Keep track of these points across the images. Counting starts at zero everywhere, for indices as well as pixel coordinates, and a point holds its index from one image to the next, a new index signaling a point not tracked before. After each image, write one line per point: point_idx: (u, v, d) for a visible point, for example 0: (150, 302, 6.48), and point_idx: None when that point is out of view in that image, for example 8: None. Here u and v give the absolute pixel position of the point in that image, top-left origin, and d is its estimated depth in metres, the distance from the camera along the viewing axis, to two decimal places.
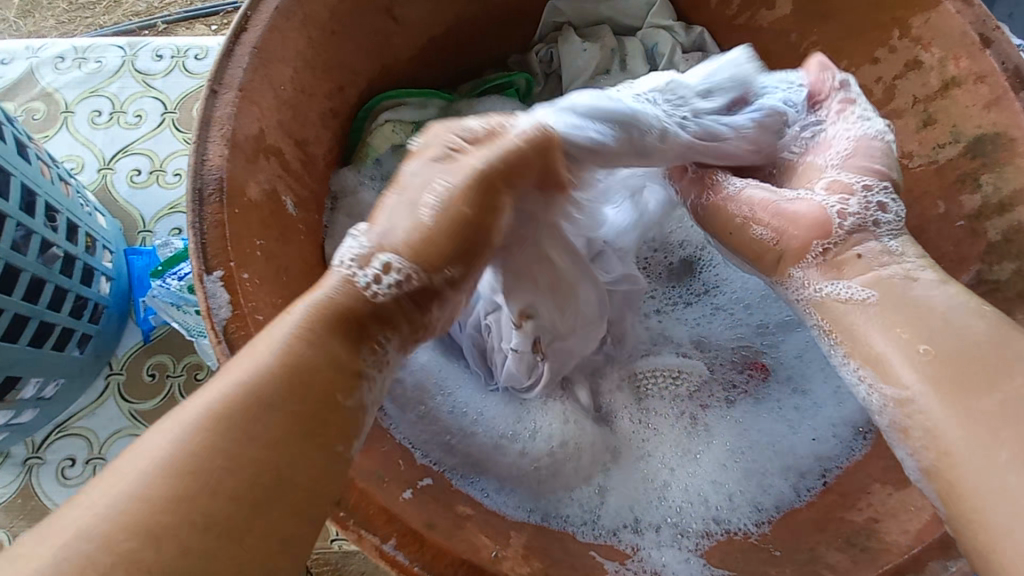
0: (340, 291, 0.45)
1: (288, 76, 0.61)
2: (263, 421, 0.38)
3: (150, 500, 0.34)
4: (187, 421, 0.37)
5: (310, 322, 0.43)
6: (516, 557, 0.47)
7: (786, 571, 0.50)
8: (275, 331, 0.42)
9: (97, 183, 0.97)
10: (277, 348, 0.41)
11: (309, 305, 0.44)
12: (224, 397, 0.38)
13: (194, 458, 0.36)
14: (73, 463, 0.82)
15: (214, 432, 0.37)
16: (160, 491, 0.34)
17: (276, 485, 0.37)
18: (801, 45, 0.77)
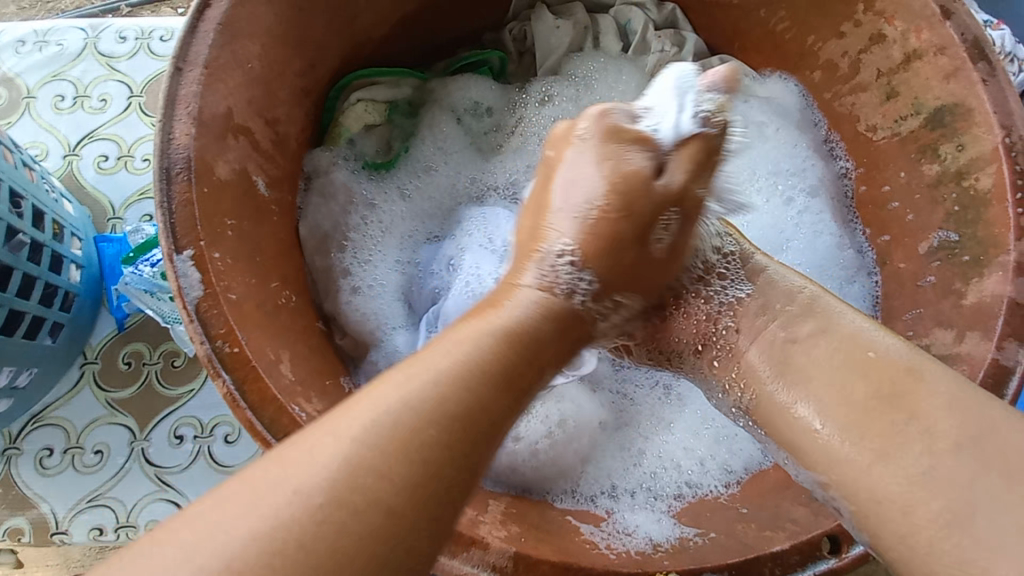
0: (532, 308, 0.47)
1: (255, 53, 0.61)
2: (493, 410, 0.40)
3: (336, 478, 0.35)
4: (360, 434, 0.36)
5: (475, 356, 0.42)
6: (493, 522, 0.49)
7: (751, 527, 0.52)
8: (437, 361, 0.40)
9: (63, 170, 0.94)
10: (439, 377, 0.39)
11: (482, 332, 0.43)
12: (404, 411, 0.37)
13: (367, 454, 0.36)
14: (51, 453, 0.81)
15: (424, 425, 0.37)
16: (350, 494, 0.35)
17: (460, 468, 0.38)
18: (771, 20, 0.78)
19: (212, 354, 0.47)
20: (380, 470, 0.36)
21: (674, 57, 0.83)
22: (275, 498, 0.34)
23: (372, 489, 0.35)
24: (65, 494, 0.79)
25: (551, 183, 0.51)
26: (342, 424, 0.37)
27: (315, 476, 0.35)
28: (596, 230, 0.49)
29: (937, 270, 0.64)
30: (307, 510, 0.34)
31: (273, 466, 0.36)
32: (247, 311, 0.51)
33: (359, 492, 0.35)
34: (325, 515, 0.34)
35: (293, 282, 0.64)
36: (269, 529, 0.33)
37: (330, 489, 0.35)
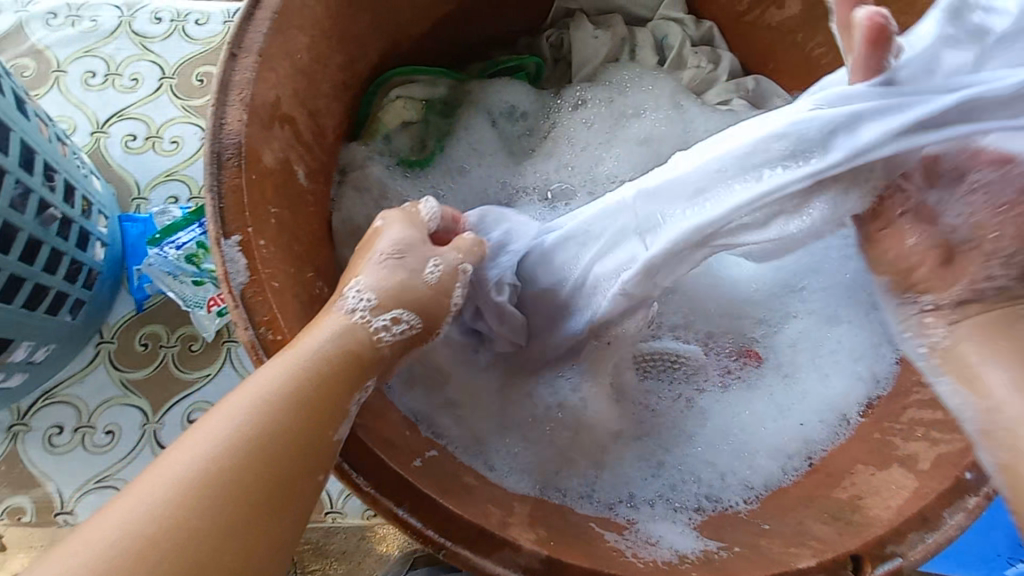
0: (344, 332, 0.48)
1: (304, 44, 0.61)
2: (305, 437, 0.42)
3: (193, 485, 0.37)
4: (214, 440, 0.39)
5: (314, 368, 0.44)
6: (521, 523, 0.49)
7: (774, 543, 0.52)
8: (269, 379, 0.43)
9: (90, 146, 0.94)
10: (267, 393, 0.42)
11: (313, 349, 0.45)
12: (259, 413, 0.41)
13: (208, 476, 0.38)
14: (61, 431, 0.80)
15: (251, 451, 0.40)
16: (206, 493, 0.37)
17: (295, 484, 0.41)
18: (805, 46, 0.80)
19: (255, 339, 0.47)
20: (236, 475, 0.38)
21: (708, 73, 0.85)
22: (146, 514, 0.36)
23: (217, 509, 0.37)
24: (72, 473, 0.79)
25: (364, 253, 0.53)
26: (206, 433, 0.40)
27: (186, 491, 0.37)
28: (388, 275, 0.51)
29: None
30: (181, 516, 0.36)
31: (127, 500, 0.37)
32: (287, 300, 0.51)
33: (210, 495, 0.37)
34: (185, 517, 0.36)
35: (326, 273, 0.64)
36: (108, 556, 0.34)
37: (196, 496, 0.37)
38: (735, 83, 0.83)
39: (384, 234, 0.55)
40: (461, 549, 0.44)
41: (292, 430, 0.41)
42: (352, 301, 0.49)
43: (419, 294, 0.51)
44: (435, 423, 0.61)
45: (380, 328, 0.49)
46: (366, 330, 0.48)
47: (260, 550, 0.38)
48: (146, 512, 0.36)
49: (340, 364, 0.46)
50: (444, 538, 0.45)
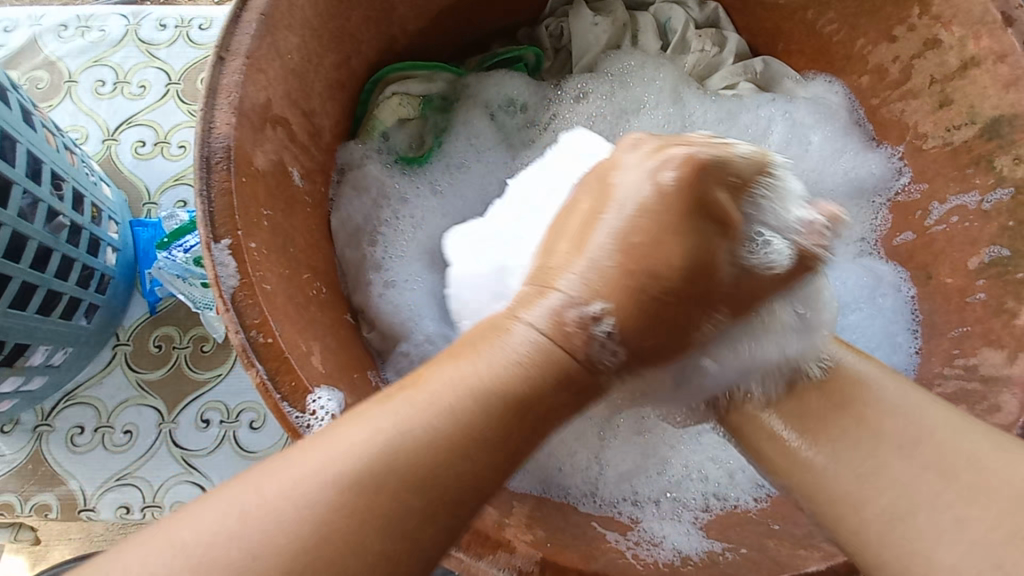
0: None
1: (295, 44, 0.60)
2: (455, 376, 0.40)
3: (360, 436, 0.37)
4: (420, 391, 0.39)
5: (422, 305, 0.43)
6: (518, 524, 0.48)
7: (783, 545, 0.50)
8: (393, 317, 0.42)
9: (102, 154, 0.96)
10: (406, 326, 0.41)
11: None
12: (417, 359, 0.40)
13: (368, 483, 0.36)
14: (82, 431, 0.83)
15: (427, 393, 0.39)
16: (363, 441, 0.37)
17: (472, 433, 0.38)
18: (818, 22, 0.76)
19: (245, 342, 0.47)
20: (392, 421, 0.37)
21: (714, 57, 0.81)
22: (309, 471, 0.36)
23: (373, 453, 0.36)
24: (94, 471, 0.81)
25: None
26: (397, 389, 0.39)
27: (362, 444, 0.36)
28: None
29: (985, 287, 0.62)
30: (337, 473, 0.35)
31: (306, 447, 0.37)
32: (280, 303, 0.51)
33: (373, 448, 0.36)
34: (341, 466, 0.36)
35: (324, 272, 0.64)
36: (257, 537, 0.34)
37: (359, 442, 0.36)
38: (742, 65, 0.80)
39: None
40: (453, 551, 0.44)
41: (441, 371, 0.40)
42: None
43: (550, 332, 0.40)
44: None
45: None
46: None
47: (395, 508, 0.35)
48: (311, 471, 0.36)
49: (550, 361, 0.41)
50: None
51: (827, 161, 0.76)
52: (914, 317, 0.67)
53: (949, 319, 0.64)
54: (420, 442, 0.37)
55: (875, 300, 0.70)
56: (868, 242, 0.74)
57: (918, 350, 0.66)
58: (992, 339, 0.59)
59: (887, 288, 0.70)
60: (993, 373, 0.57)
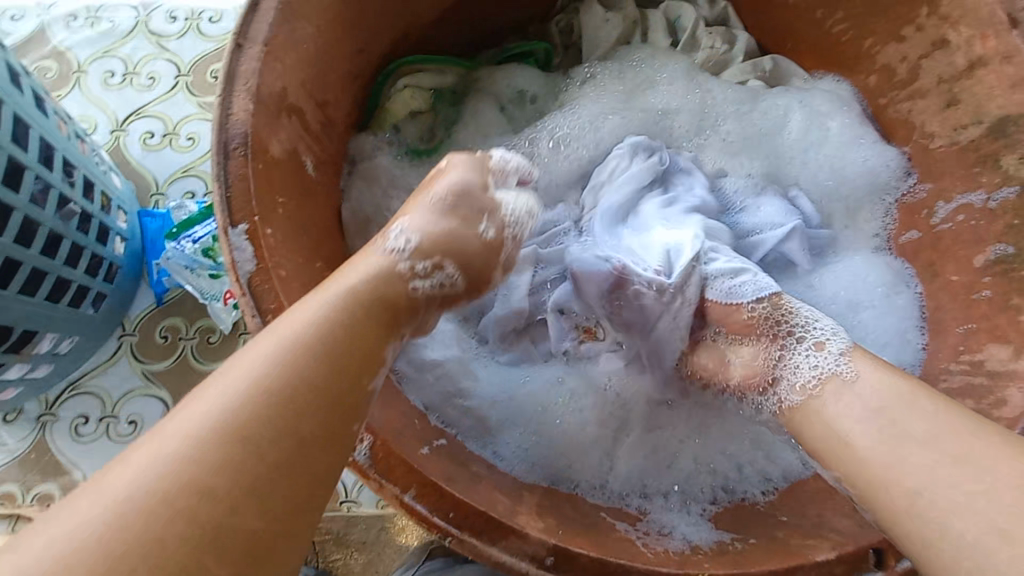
0: (382, 265, 0.50)
1: (311, 34, 0.61)
2: (335, 384, 0.42)
3: (207, 426, 0.37)
4: (254, 379, 0.40)
5: (345, 307, 0.45)
6: (530, 513, 0.49)
7: (793, 535, 0.51)
8: (307, 314, 0.44)
9: (110, 144, 0.96)
10: (311, 322, 0.43)
11: (362, 278, 0.48)
12: (288, 353, 0.41)
13: (238, 425, 0.38)
14: (86, 421, 0.82)
15: (283, 392, 0.40)
16: (212, 442, 0.37)
17: (318, 433, 0.40)
18: (826, 22, 0.77)
19: (262, 327, 0.47)
20: (254, 410, 0.38)
21: (723, 54, 0.82)
22: (158, 467, 0.35)
23: (224, 451, 0.37)
24: (98, 461, 0.81)
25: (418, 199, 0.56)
26: (237, 375, 0.40)
27: (207, 431, 0.37)
28: (443, 225, 0.53)
29: (991, 284, 0.62)
30: (180, 466, 0.36)
31: (142, 448, 0.37)
32: (295, 289, 0.52)
33: (218, 445, 0.37)
34: (197, 465, 0.36)
35: (335, 262, 0.64)
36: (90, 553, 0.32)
37: (212, 444, 0.37)
38: (751, 63, 0.81)
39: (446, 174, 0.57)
40: (468, 536, 0.44)
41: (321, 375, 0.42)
42: (391, 243, 0.51)
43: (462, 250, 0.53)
44: (444, 412, 0.60)
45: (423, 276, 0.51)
46: (401, 276, 0.50)
47: (252, 508, 0.36)
48: (158, 465, 0.35)
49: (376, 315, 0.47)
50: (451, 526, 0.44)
51: (842, 150, 0.76)
52: (923, 314, 0.68)
53: (955, 315, 0.65)
54: (285, 441, 0.38)
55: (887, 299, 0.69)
56: (879, 239, 0.74)
57: (924, 346, 0.66)
58: (998, 335, 0.59)
59: (897, 287, 0.70)
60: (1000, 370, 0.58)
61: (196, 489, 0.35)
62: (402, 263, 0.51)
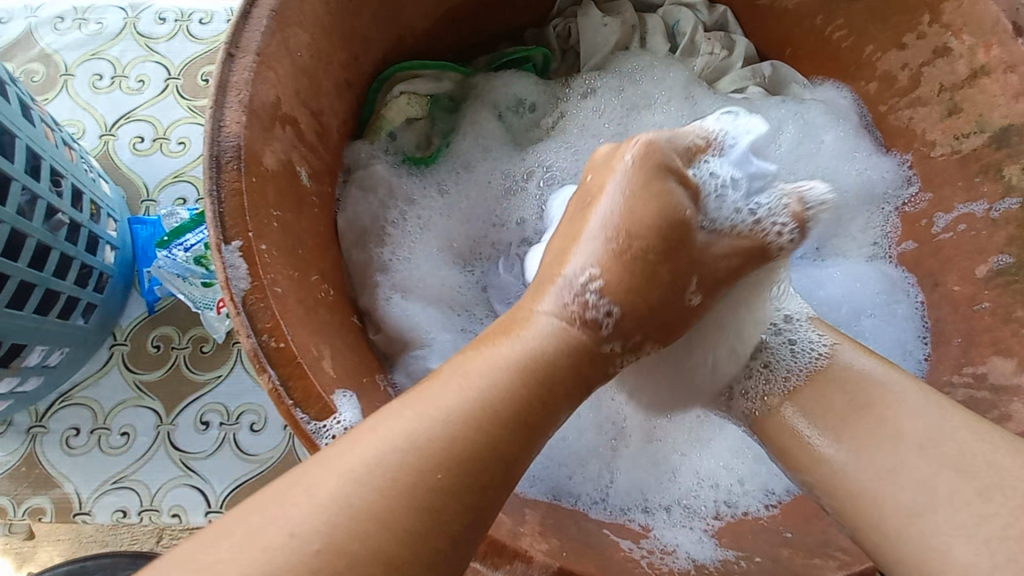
0: (555, 331, 0.44)
1: (304, 41, 0.59)
2: (506, 436, 0.39)
3: (348, 495, 0.34)
4: (440, 415, 0.38)
5: (520, 364, 0.41)
6: (533, 533, 0.48)
7: (797, 554, 0.50)
8: (484, 368, 0.41)
9: (99, 149, 0.94)
10: (494, 377, 0.41)
11: (516, 349, 0.42)
12: (473, 401, 0.39)
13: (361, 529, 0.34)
14: (77, 433, 0.81)
15: (472, 443, 0.38)
16: (387, 499, 0.35)
17: (495, 484, 0.38)
18: (827, 28, 0.76)
19: (258, 347, 0.46)
20: (414, 472, 0.36)
21: (722, 60, 0.81)
22: (287, 540, 0.33)
23: (392, 501, 0.35)
24: (89, 474, 0.79)
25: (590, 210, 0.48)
26: (420, 409, 0.38)
27: (356, 497, 0.34)
28: (616, 253, 0.46)
29: (992, 295, 0.62)
30: (309, 538, 0.33)
31: (253, 515, 0.34)
32: (291, 306, 0.50)
33: (381, 516, 0.34)
34: (355, 536, 0.33)
35: (331, 274, 0.63)
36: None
37: (359, 509, 0.34)
38: (751, 70, 0.80)
39: (628, 156, 0.48)
40: (470, 561, 0.43)
41: (507, 428, 0.39)
42: (584, 288, 0.45)
43: (622, 273, 0.45)
44: None
45: (608, 315, 0.45)
46: (582, 324, 0.44)
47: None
48: (279, 539, 0.33)
49: (572, 371, 0.43)
50: None
51: (838, 161, 0.76)
52: (925, 323, 0.67)
53: (956, 325, 0.64)
54: (474, 485, 0.37)
55: (885, 309, 0.70)
56: (881, 248, 0.73)
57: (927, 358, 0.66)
58: (1001, 347, 0.59)
59: (897, 294, 0.70)
60: (1002, 383, 0.58)
61: (347, 568, 0.32)
62: (598, 312, 0.45)
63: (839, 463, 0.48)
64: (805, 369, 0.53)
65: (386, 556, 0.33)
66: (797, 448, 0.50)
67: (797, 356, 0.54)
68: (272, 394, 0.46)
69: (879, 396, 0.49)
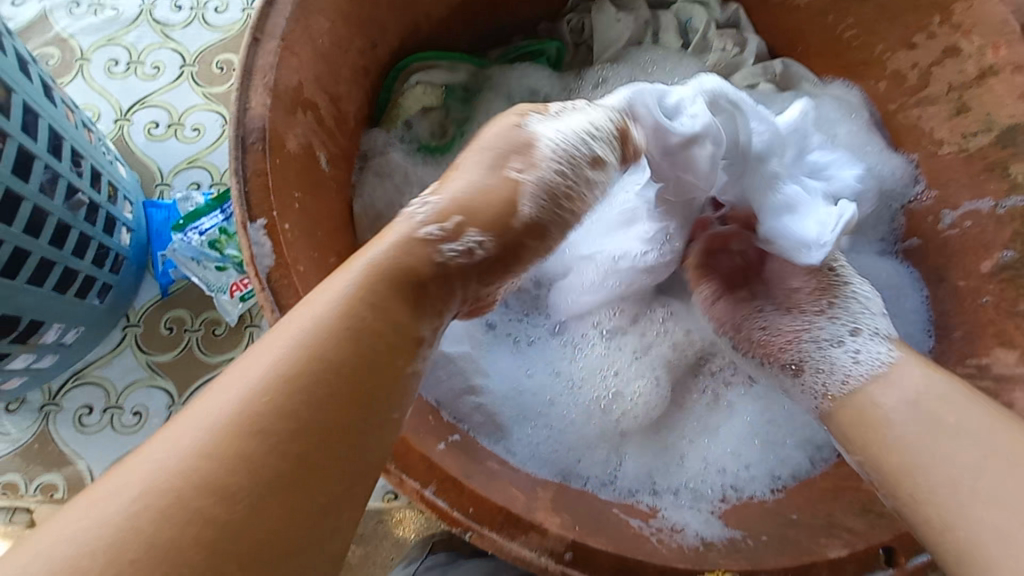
0: (407, 251, 0.44)
1: (327, 27, 0.61)
2: (353, 356, 0.39)
3: (217, 427, 0.35)
4: (270, 356, 0.38)
5: (371, 283, 0.42)
6: (546, 509, 0.49)
7: (803, 534, 0.51)
8: (335, 290, 0.41)
9: (114, 134, 0.95)
10: (340, 302, 0.41)
11: (371, 264, 0.43)
12: (305, 338, 0.38)
13: (244, 447, 0.34)
14: (90, 411, 0.82)
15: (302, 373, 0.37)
16: (240, 436, 0.35)
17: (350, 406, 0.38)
18: (838, 27, 0.77)
19: (280, 321, 0.47)
20: (265, 405, 0.36)
21: (734, 57, 0.82)
22: (171, 464, 0.33)
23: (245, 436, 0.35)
24: (102, 452, 0.80)
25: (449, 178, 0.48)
26: (264, 350, 0.38)
27: (217, 427, 0.35)
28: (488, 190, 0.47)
29: (997, 290, 0.63)
30: (184, 461, 0.34)
31: (160, 443, 0.35)
32: (312, 283, 0.52)
33: (250, 443, 0.35)
34: (223, 458, 0.34)
35: (348, 256, 0.64)
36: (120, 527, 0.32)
37: (240, 444, 0.34)
38: (762, 66, 0.81)
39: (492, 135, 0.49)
40: (488, 531, 0.44)
41: (346, 352, 0.39)
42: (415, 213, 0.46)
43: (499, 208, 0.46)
44: (455, 409, 0.61)
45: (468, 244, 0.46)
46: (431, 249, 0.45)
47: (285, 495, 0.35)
48: (173, 463, 0.34)
49: (403, 293, 0.43)
50: (472, 521, 0.44)
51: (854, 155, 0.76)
52: (930, 316, 0.69)
53: (961, 318, 0.66)
54: (331, 418, 0.37)
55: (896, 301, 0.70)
56: (888, 242, 0.74)
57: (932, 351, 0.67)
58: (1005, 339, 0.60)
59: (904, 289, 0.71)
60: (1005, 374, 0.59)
61: (221, 493, 0.33)
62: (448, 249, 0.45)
63: (896, 436, 0.47)
64: (849, 378, 0.51)
65: (266, 480, 0.34)
66: (868, 436, 0.48)
67: (860, 364, 0.51)
68: None
69: (942, 396, 0.47)
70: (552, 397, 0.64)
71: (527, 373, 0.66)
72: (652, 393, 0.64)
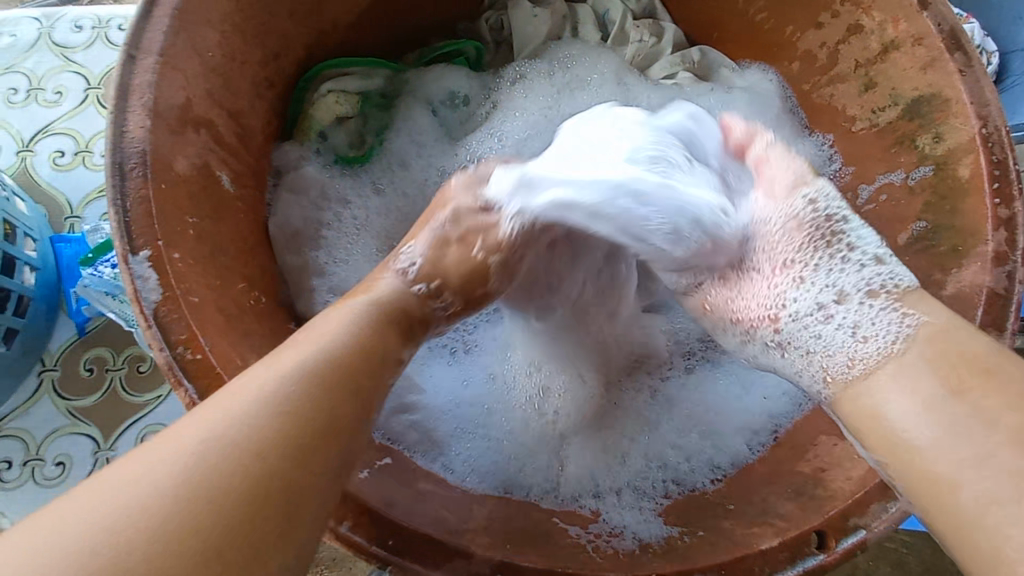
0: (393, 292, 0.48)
1: (215, 40, 0.57)
2: (353, 383, 0.40)
3: (212, 446, 0.34)
4: (271, 377, 0.38)
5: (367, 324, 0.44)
6: (476, 529, 0.47)
7: (739, 523, 0.51)
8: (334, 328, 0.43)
9: (16, 167, 0.89)
10: (341, 334, 0.42)
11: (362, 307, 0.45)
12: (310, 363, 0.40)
13: (215, 467, 0.33)
14: (8, 466, 0.76)
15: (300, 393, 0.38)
16: (238, 454, 0.34)
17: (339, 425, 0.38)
18: (750, 11, 0.78)
19: (172, 360, 0.44)
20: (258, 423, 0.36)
21: (652, 47, 0.82)
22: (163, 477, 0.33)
23: (243, 453, 0.34)
24: (23, 509, 0.75)
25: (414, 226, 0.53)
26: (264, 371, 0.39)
27: (215, 443, 0.34)
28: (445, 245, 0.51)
29: (914, 261, 0.64)
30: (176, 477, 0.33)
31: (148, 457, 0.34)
32: (210, 315, 0.48)
33: (245, 460, 0.34)
34: (220, 476, 0.33)
35: (262, 281, 0.61)
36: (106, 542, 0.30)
37: (230, 462, 0.34)
38: (680, 55, 0.81)
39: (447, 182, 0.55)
40: (408, 562, 0.42)
41: (348, 376, 0.41)
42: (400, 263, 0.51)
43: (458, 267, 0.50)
44: (389, 428, 0.58)
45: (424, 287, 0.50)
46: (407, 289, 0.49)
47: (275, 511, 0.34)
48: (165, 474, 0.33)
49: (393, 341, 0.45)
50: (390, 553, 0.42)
51: None
52: None
53: None
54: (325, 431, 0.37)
55: None
56: None
57: None
58: None
59: None
60: None
61: (208, 506, 0.32)
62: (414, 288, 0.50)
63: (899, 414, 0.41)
64: (856, 360, 0.45)
65: (258, 496, 0.33)
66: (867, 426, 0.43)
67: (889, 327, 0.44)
68: (188, 409, 0.44)
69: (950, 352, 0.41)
70: (489, 405, 0.63)
71: (463, 383, 0.65)
72: (581, 394, 0.64)
